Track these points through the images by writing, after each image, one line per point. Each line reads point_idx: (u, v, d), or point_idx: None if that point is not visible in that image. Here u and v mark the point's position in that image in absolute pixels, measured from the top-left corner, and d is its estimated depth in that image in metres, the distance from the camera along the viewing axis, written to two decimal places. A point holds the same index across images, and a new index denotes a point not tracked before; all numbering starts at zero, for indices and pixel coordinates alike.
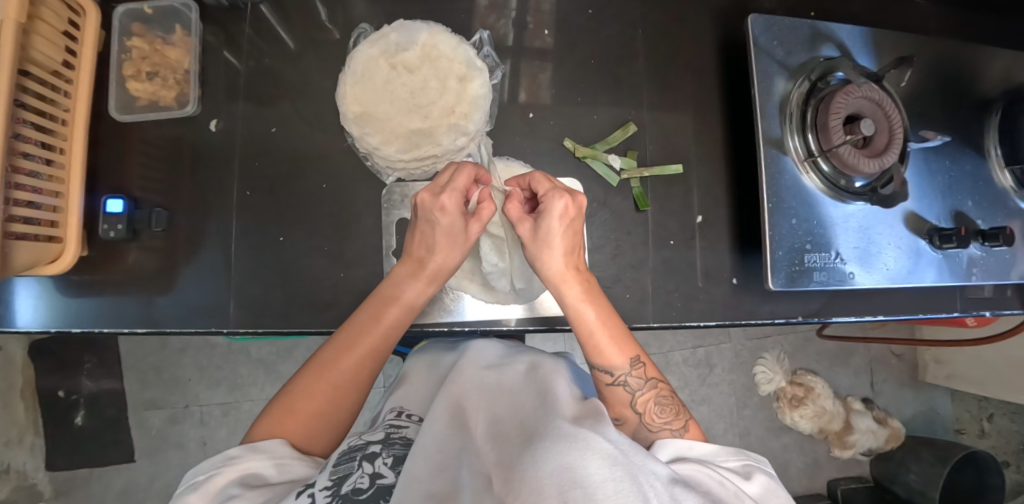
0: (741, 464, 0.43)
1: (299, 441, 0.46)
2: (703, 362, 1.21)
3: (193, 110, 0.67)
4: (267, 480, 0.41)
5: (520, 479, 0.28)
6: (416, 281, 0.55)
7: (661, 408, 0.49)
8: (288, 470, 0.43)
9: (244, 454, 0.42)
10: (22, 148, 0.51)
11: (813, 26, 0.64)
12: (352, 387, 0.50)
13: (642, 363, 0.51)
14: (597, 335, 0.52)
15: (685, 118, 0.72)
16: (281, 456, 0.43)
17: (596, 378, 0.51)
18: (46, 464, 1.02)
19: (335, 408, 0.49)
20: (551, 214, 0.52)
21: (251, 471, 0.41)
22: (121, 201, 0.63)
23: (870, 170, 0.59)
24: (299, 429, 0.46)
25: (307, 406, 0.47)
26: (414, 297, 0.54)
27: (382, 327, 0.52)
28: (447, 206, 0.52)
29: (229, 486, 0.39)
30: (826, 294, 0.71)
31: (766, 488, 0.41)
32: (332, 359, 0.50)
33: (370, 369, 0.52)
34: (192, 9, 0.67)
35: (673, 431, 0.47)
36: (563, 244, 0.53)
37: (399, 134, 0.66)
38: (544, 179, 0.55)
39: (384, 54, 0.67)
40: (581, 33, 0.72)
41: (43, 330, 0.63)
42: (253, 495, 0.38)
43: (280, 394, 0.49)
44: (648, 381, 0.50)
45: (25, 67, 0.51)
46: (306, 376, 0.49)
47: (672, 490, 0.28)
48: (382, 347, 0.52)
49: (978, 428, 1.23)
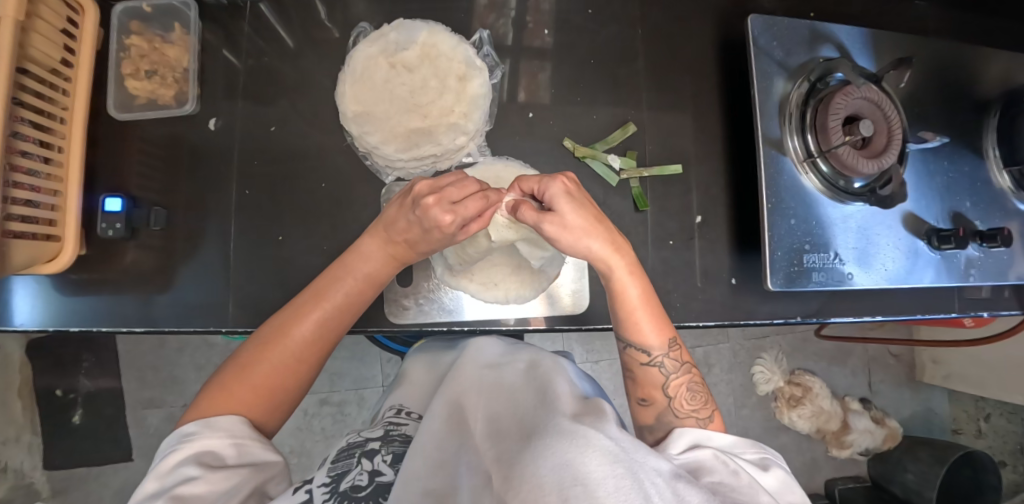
0: (758, 456, 0.43)
1: (257, 413, 0.46)
2: (702, 362, 1.21)
3: (192, 109, 0.67)
4: (225, 461, 0.40)
5: (520, 477, 0.28)
6: (378, 256, 0.54)
7: (692, 394, 0.49)
8: (247, 452, 0.41)
9: (202, 431, 0.41)
10: (19, 146, 0.51)
11: (812, 27, 0.64)
12: (309, 359, 0.50)
13: (679, 346, 0.52)
14: (638, 313, 0.52)
15: (685, 118, 0.72)
16: (240, 436, 0.42)
17: (630, 355, 0.52)
18: (43, 463, 1.02)
19: (293, 380, 0.49)
20: (558, 199, 0.51)
21: (208, 449, 0.40)
22: (119, 200, 0.63)
23: (869, 170, 0.59)
24: (255, 402, 0.46)
25: (264, 377, 0.47)
26: (374, 273, 0.54)
27: (343, 300, 0.52)
28: (446, 224, 0.49)
29: (183, 466, 0.38)
30: (825, 294, 0.71)
31: (781, 483, 0.40)
32: (290, 330, 0.49)
33: (329, 340, 0.52)
34: (191, 7, 0.67)
35: (699, 419, 0.47)
36: (587, 221, 0.51)
37: (399, 133, 0.66)
38: (531, 176, 0.53)
39: (384, 53, 0.67)
40: (580, 33, 0.72)
41: (41, 329, 0.63)
42: (213, 479, 0.37)
43: (232, 364, 0.48)
44: (683, 365, 0.51)
45: (22, 65, 0.51)
46: (262, 346, 0.48)
47: (674, 485, 0.28)
48: (341, 319, 0.53)
49: (974, 429, 1.23)
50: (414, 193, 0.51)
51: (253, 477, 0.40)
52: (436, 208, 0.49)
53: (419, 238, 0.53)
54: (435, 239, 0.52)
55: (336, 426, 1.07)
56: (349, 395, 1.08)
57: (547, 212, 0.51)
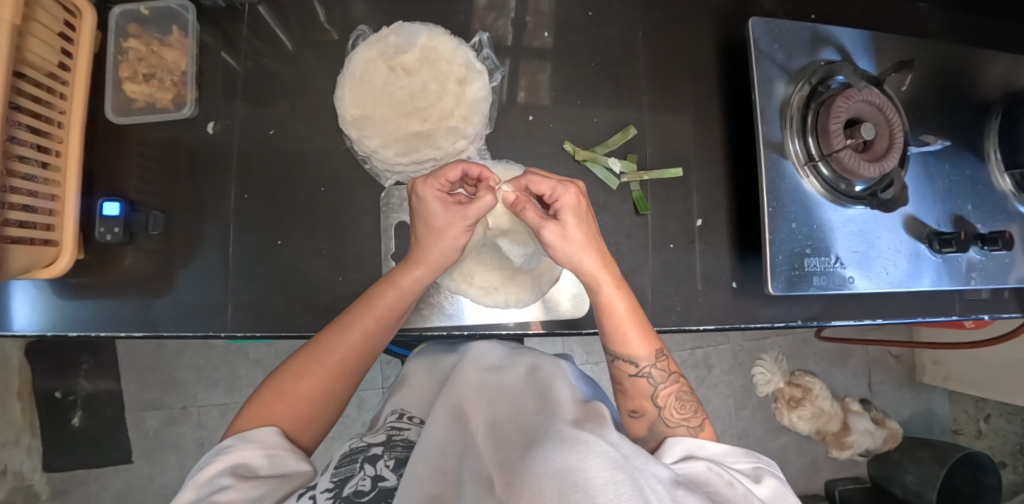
0: (751, 465, 0.43)
1: (295, 426, 0.46)
2: (702, 363, 1.21)
3: (190, 112, 0.66)
4: (257, 471, 0.40)
5: (521, 482, 0.28)
6: (413, 269, 0.54)
7: (681, 404, 0.49)
8: (279, 462, 0.42)
9: (236, 444, 0.41)
10: (17, 150, 0.51)
11: (813, 29, 0.64)
12: (345, 372, 0.50)
13: (665, 357, 0.52)
14: (625, 327, 0.52)
15: (685, 121, 0.72)
16: (273, 447, 0.42)
17: (618, 368, 0.52)
18: (43, 465, 1.02)
19: (327, 393, 0.49)
20: (565, 210, 0.51)
21: (242, 461, 0.40)
22: (118, 205, 0.63)
23: (871, 174, 0.59)
24: (287, 413, 0.46)
25: (302, 390, 0.47)
26: (410, 284, 0.54)
27: (380, 312, 0.52)
28: (422, 190, 0.51)
29: (217, 475, 0.38)
30: (826, 297, 0.71)
31: (775, 491, 0.40)
32: (325, 342, 0.50)
33: (365, 355, 0.52)
34: (189, 10, 0.67)
35: (690, 427, 0.47)
36: (586, 237, 0.52)
37: (398, 136, 0.66)
38: (543, 177, 0.52)
39: (383, 56, 0.66)
40: (580, 35, 0.72)
41: (40, 333, 0.62)
42: (245, 487, 0.37)
43: (272, 377, 0.49)
44: (670, 375, 0.51)
45: (20, 69, 0.51)
46: (300, 358, 0.50)
47: (674, 492, 0.28)
48: (377, 333, 0.52)
49: (975, 429, 1.23)
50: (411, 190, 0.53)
51: (284, 486, 0.40)
52: (436, 198, 0.51)
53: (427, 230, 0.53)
54: (450, 233, 0.52)
55: (337, 428, 1.06)
56: None
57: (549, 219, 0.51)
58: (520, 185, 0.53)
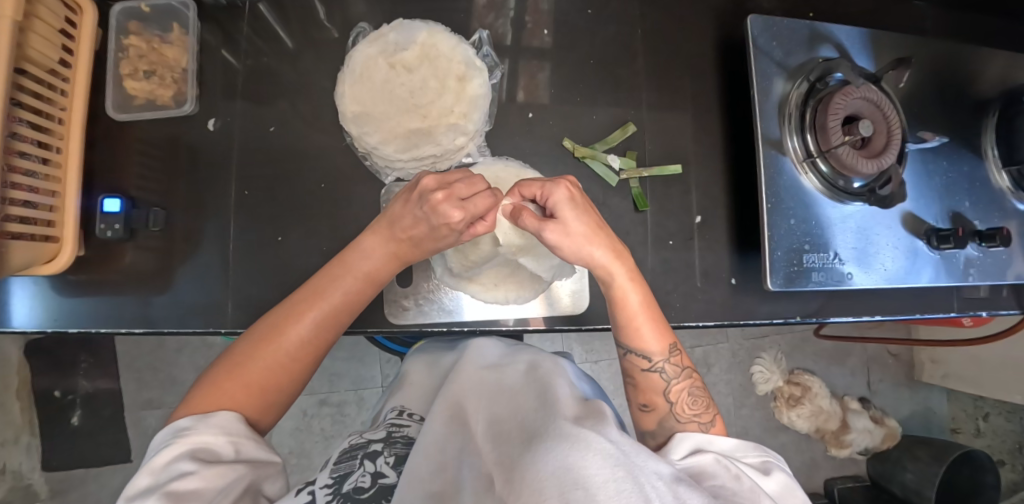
0: (760, 460, 0.43)
1: (249, 411, 0.46)
2: (701, 362, 1.21)
3: (190, 109, 0.66)
4: (220, 457, 0.40)
5: (521, 479, 0.28)
6: (377, 255, 0.54)
7: (693, 399, 0.50)
8: (243, 449, 0.42)
9: (196, 426, 0.40)
10: (18, 146, 0.51)
11: (811, 27, 0.64)
12: (304, 358, 0.50)
13: (679, 352, 0.52)
14: (638, 319, 0.52)
15: (684, 118, 0.72)
16: (236, 433, 0.42)
17: (631, 362, 0.52)
18: (41, 464, 1.02)
19: (288, 378, 0.49)
20: (560, 206, 0.51)
21: (203, 445, 0.39)
22: (119, 201, 0.63)
23: (869, 170, 0.59)
24: (247, 399, 0.46)
25: (256, 375, 0.47)
26: (374, 271, 0.54)
27: (340, 298, 0.52)
28: (455, 221, 0.50)
29: (178, 461, 0.37)
30: (824, 294, 0.71)
31: (783, 487, 0.40)
32: (285, 328, 0.49)
33: (323, 341, 0.52)
34: (189, 7, 0.67)
35: (701, 424, 0.47)
36: (591, 228, 0.52)
37: (398, 133, 0.66)
38: (532, 181, 0.53)
39: (383, 53, 0.67)
40: (580, 33, 0.72)
41: (39, 330, 0.62)
42: (209, 475, 0.37)
43: (224, 362, 0.48)
44: (684, 370, 0.51)
45: (21, 65, 0.51)
46: (256, 343, 0.48)
47: (675, 489, 0.28)
48: (339, 319, 0.52)
49: (973, 427, 1.24)
50: (421, 189, 0.51)
51: (248, 475, 0.40)
52: (446, 203, 0.49)
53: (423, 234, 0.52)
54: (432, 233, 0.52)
55: (336, 427, 1.06)
56: (349, 396, 1.08)
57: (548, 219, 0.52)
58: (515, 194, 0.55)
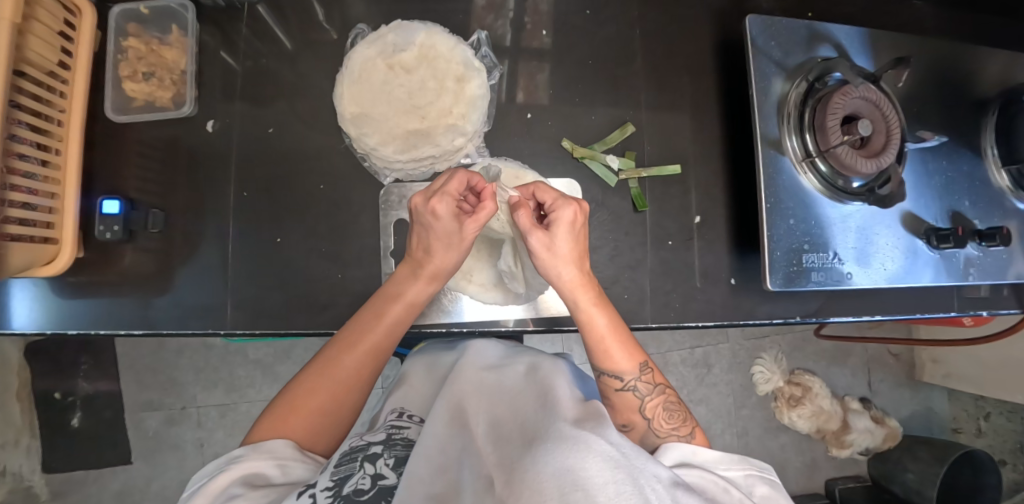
0: (743, 474, 0.42)
1: (303, 437, 0.46)
2: (701, 363, 1.21)
3: (190, 111, 0.66)
4: (270, 480, 0.40)
5: (521, 481, 0.28)
6: (418, 279, 0.55)
7: (669, 413, 0.50)
8: (291, 472, 0.42)
9: (247, 453, 0.42)
10: (17, 149, 0.51)
11: (810, 27, 0.64)
12: (355, 386, 0.50)
13: (650, 369, 0.52)
14: (607, 342, 0.52)
15: (683, 119, 0.72)
16: (283, 457, 0.43)
17: (604, 383, 0.52)
18: (41, 466, 1.02)
19: (340, 406, 0.49)
20: (559, 224, 0.52)
21: (254, 470, 0.41)
22: (117, 203, 0.62)
23: (868, 170, 0.59)
24: (302, 427, 0.46)
25: (313, 402, 0.48)
26: (416, 296, 0.55)
27: (386, 325, 0.53)
28: (439, 211, 0.52)
29: (231, 486, 0.39)
30: (824, 293, 0.71)
31: (764, 498, 0.41)
32: (336, 357, 0.50)
33: (374, 367, 0.52)
34: (188, 9, 0.67)
35: (681, 437, 0.47)
36: (574, 253, 0.53)
37: (397, 134, 0.66)
38: (549, 188, 0.54)
39: (382, 54, 0.67)
40: (578, 33, 0.72)
41: (40, 332, 0.62)
42: (256, 495, 0.38)
43: (284, 391, 0.49)
44: (656, 386, 0.51)
45: (20, 67, 0.51)
46: (312, 374, 0.50)
47: (673, 492, 0.28)
48: (385, 346, 0.53)
49: (974, 427, 1.23)
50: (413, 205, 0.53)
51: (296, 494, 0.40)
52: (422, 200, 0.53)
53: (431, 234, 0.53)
54: (457, 243, 0.54)
55: None
56: None
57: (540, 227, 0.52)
58: (527, 193, 0.56)
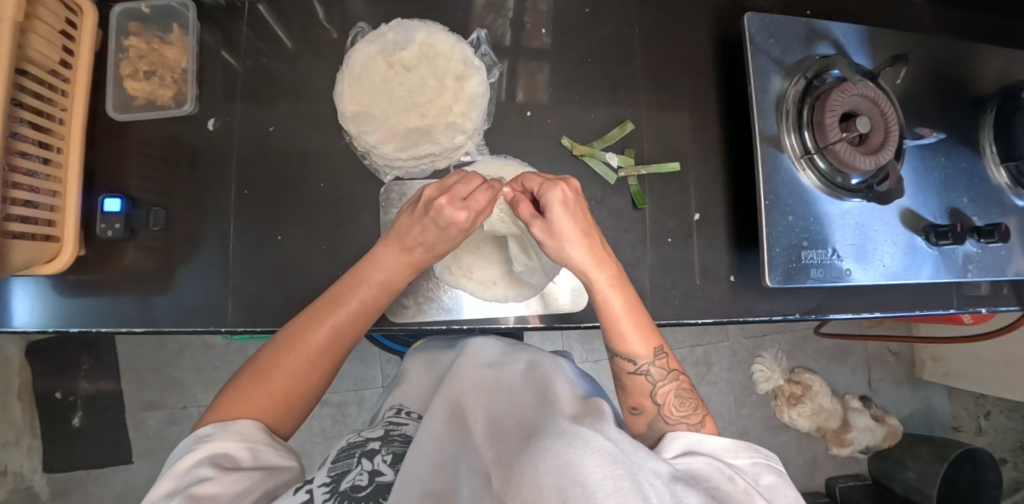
0: (750, 462, 0.42)
1: (270, 418, 0.46)
2: (701, 361, 1.22)
3: (191, 109, 0.67)
4: (240, 463, 0.40)
5: (520, 478, 0.28)
6: (392, 262, 0.54)
7: (681, 401, 0.49)
8: (261, 457, 0.41)
9: (217, 432, 0.41)
10: (19, 147, 0.51)
11: (808, 24, 0.64)
12: (323, 365, 0.50)
13: (665, 354, 0.51)
14: (622, 323, 0.52)
15: (683, 116, 0.72)
16: (254, 440, 0.42)
17: (617, 365, 0.52)
18: (42, 466, 1.02)
19: (309, 386, 0.49)
20: (552, 205, 0.52)
21: (223, 451, 0.40)
22: (119, 201, 0.63)
23: (866, 167, 0.59)
24: (270, 408, 0.46)
25: (282, 383, 0.47)
26: (389, 279, 0.55)
27: (357, 306, 0.53)
28: (462, 221, 0.52)
29: (199, 467, 0.38)
30: (824, 290, 0.71)
31: (770, 487, 0.41)
32: (304, 336, 0.50)
33: (343, 349, 0.52)
34: (190, 8, 0.67)
35: (690, 425, 0.46)
36: (579, 233, 0.53)
37: (397, 132, 0.66)
38: (536, 176, 0.55)
39: (382, 53, 0.67)
40: (577, 32, 0.73)
41: (41, 330, 0.62)
42: (227, 481, 0.37)
43: (248, 368, 0.48)
44: (670, 372, 0.50)
45: (21, 66, 0.51)
46: (278, 352, 0.49)
47: (673, 488, 0.28)
48: (355, 327, 0.53)
49: (975, 426, 1.23)
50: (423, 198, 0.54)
51: (267, 481, 0.40)
52: (450, 207, 0.51)
53: (434, 239, 0.54)
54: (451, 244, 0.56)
55: (336, 427, 1.06)
56: (349, 396, 1.08)
57: (538, 216, 0.54)
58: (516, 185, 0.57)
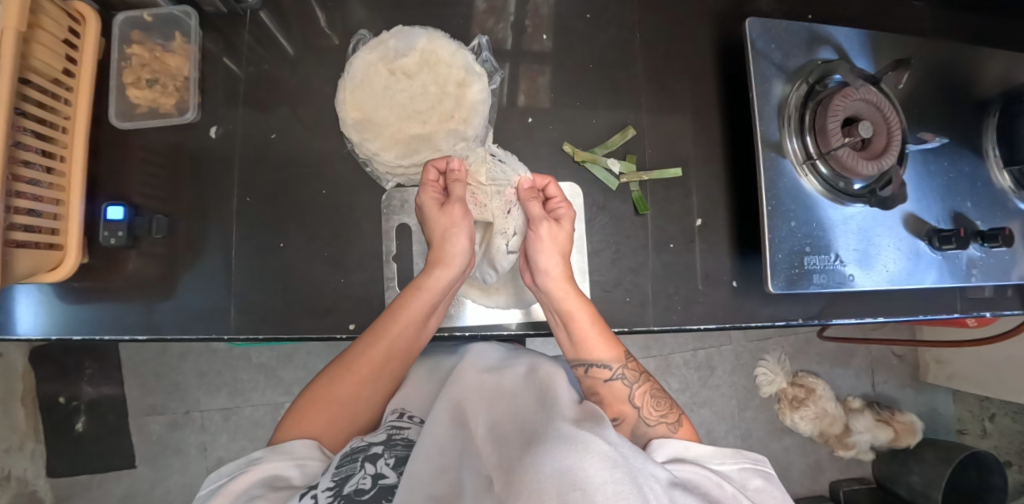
0: (737, 469, 0.42)
1: (326, 431, 0.48)
2: (704, 365, 1.21)
3: (193, 117, 0.67)
4: (291, 480, 0.42)
5: (520, 482, 0.28)
6: (435, 268, 0.57)
7: (657, 401, 0.49)
8: (310, 471, 0.43)
9: (266, 455, 0.43)
10: (22, 156, 0.51)
11: (809, 29, 0.64)
12: (377, 376, 0.52)
13: (633, 358, 0.53)
14: (590, 335, 0.53)
15: (684, 121, 0.72)
16: (303, 456, 0.44)
17: (592, 376, 0.52)
18: (46, 470, 1.02)
19: (360, 397, 0.51)
20: (563, 219, 0.61)
21: (273, 472, 0.42)
22: (121, 209, 0.63)
23: (869, 172, 0.59)
24: (322, 423, 0.48)
25: (337, 394, 0.50)
26: (436, 284, 0.56)
27: (406, 318, 0.54)
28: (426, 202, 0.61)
29: (252, 487, 0.40)
30: (827, 295, 0.71)
31: (760, 492, 0.40)
32: (358, 350, 0.53)
33: (398, 360, 0.54)
34: (191, 16, 0.67)
35: (670, 424, 0.46)
36: (560, 250, 0.59)
37: (398, 138, 0.67)
38: (560, 186, 0.62)
39: (383, 60, 0.68)
40: (579, 37, 0.73)
41: (44, 337, 0.63)
42: (274, 496, 0.39)
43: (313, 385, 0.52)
44: (640, 375, 0.52)
45: (24, 75, 0.52)
46: (338, 368, 0.52)
47: (672, 493, 0.28)
48: (409, 335, 0.54)
49: (979, 429, 1.23)
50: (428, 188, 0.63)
51: None
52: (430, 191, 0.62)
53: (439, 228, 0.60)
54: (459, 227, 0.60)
55: None
56: None
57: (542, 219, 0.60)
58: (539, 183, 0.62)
